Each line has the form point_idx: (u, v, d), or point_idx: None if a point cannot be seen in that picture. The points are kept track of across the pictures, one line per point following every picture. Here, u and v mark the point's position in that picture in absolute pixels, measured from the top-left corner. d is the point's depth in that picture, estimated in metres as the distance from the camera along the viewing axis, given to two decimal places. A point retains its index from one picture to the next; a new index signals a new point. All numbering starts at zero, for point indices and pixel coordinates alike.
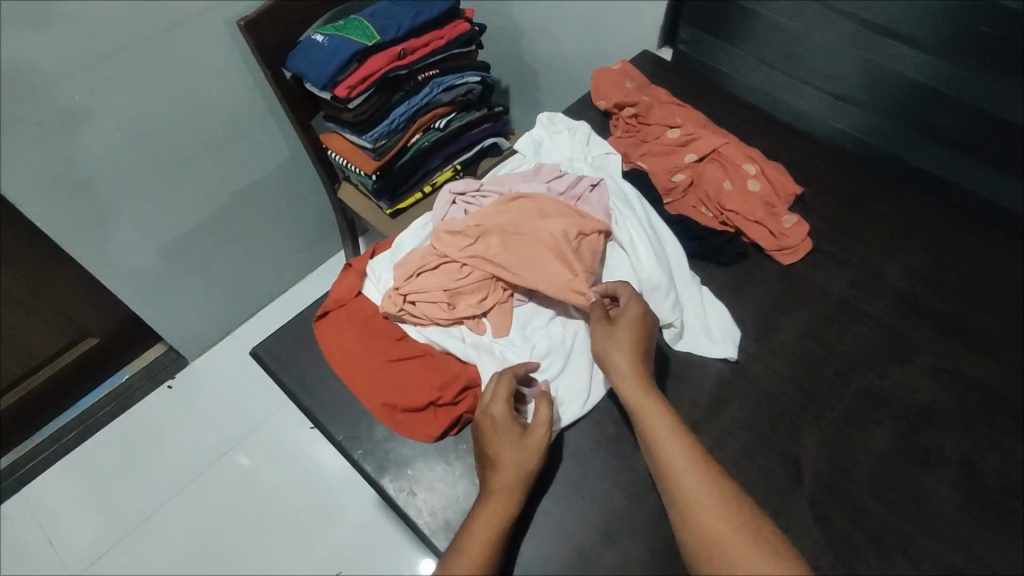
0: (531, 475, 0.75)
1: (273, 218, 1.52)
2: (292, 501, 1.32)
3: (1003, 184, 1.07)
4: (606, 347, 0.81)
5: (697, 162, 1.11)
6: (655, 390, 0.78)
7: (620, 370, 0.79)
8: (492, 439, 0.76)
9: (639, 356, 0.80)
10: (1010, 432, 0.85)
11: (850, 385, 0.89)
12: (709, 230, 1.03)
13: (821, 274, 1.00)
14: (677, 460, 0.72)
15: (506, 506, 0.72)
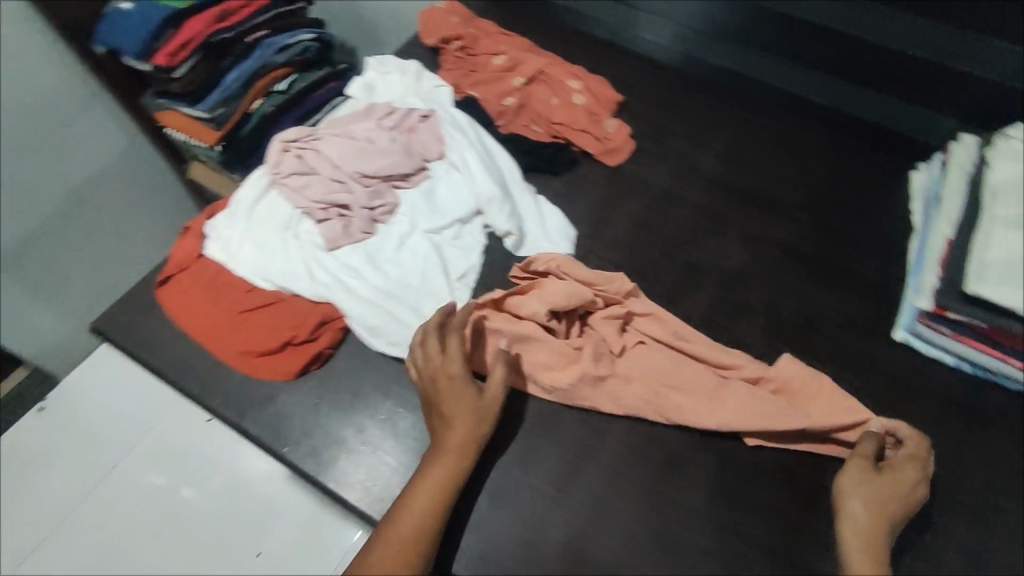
0: (483, 437, 0.77)
1: (140, 202, 1.38)
2: (223, 510, 1.05)
3: (801, 73, 1.18)
4: (854, 490, 0.74)
5: (525, 85, 1.17)
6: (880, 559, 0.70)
7: (858, 502, 0.73)
8: (442, 390, 0.79)
9: (894, 484, 0.74)
10: (808, 277, 0.99)
11: (675, 262, 0.99)
12: (540, 145, 1.10)
13: (645, 170, 1.10)
14: None
15: (458, 469, 0.75)
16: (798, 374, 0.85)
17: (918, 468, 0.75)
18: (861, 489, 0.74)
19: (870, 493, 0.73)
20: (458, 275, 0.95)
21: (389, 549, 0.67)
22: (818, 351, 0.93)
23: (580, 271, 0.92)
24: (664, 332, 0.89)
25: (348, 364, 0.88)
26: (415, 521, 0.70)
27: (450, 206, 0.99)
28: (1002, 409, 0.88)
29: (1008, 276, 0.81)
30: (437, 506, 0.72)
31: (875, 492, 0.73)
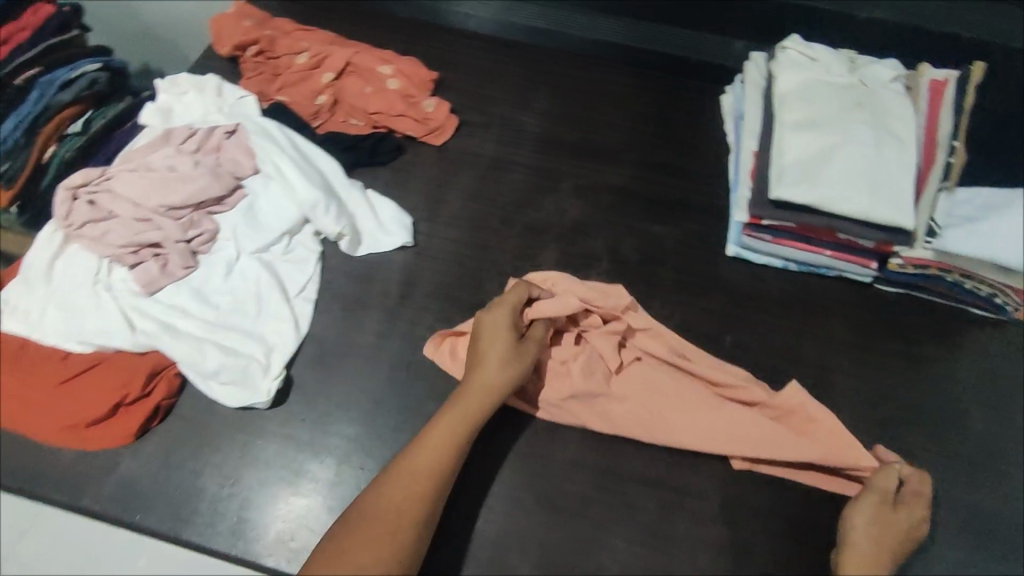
0: (491, 403, 0.76)
1: None
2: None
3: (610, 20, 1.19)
4: (864, 521, 0.73)
5: (336, 80, 1.12)
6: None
7: (860, 526, 0.73)
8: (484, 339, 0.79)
9: (899, 510, 0.74)
10: (642, 214, 1.03)
11: (515, 227, 1.00)
12: (360, 138, 1.06)
13: (473, 143, 1.09)
14: None
15: (458, 426, 0.74)
16: (802, 404, 0.83)
17: (925, 506, 0.75)
18: (873, 520, 0.73)
19: (879, 524, 0.73)
20: (299, 290, 0.92)
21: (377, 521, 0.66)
22: (662, 282, 0.97)
23: (577, 286, 0.90)
24: (664, 349, 0.87)
25: (194, 410, 0.84)
26: (408, 494, 0.68)
27: (273, 221, 0.94)
28: (826, 297, 0.96)
29: (802, 175, 0.87)
30: (431, 478, 0.70)
31: (881, 517, 0.73)
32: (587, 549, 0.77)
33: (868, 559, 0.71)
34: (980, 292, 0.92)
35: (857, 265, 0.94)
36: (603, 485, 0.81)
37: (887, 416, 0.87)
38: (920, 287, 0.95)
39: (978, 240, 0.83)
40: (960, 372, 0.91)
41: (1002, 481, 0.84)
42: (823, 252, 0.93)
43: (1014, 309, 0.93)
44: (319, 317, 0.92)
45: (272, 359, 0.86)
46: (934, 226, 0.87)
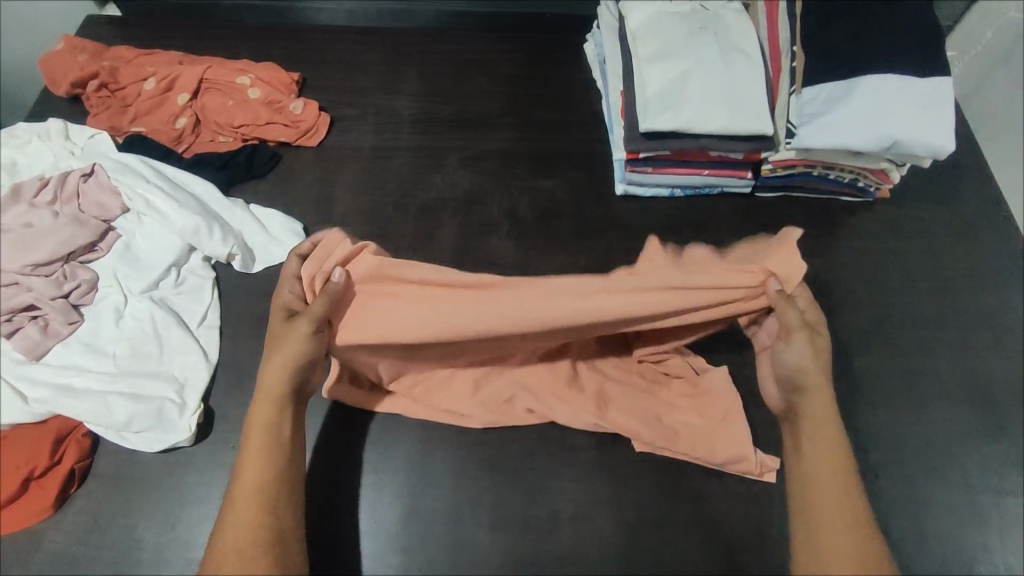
0: (287, 387, 0.70)
1: None
2: None
3: None
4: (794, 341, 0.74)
5: (192, 100, 1.07)
6: (834, 417, 0.72)
7: (811, 378, 0.73)
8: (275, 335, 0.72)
9: (822, 357, 0.73)
10: (529, 172, 1.05)
11: (409, 210, 1.00)
12: (231, 153, 1.02)
13: (349, 137, 1.08)
14: (829, 473, 0.69)
15: (266, 435, 0.68)
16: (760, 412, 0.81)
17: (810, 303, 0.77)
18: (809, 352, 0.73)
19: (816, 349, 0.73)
20: (199, 320, 0.89)
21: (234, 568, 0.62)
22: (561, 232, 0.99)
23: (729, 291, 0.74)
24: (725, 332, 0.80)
25: (114, 465, 0.80)
26: (253, 527, 0.64)
27: (156, 256, 0.90)
28: (714, 215, 1.02)
29: (665, 104, 0.91)
30: (267, 498, 0.66)
31: (815, 389, 0.73)
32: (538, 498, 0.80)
33: (831, 443, 0.71)
34: (844, 180, 0.99)
35: (734, 178, 0.99)
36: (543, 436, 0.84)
37: None
38: (792, 188, 1.02)
39: (830, 131, 0.88)
40: (840, 256, 1.00)
41: (892, 345, 0.92)
42: (701, 171, 0.98)
43: (876, 189, 1.02)
44: (228, 343, 0.89)
45: (186, 395, 0.82)
46: (790, 127, 0.92)
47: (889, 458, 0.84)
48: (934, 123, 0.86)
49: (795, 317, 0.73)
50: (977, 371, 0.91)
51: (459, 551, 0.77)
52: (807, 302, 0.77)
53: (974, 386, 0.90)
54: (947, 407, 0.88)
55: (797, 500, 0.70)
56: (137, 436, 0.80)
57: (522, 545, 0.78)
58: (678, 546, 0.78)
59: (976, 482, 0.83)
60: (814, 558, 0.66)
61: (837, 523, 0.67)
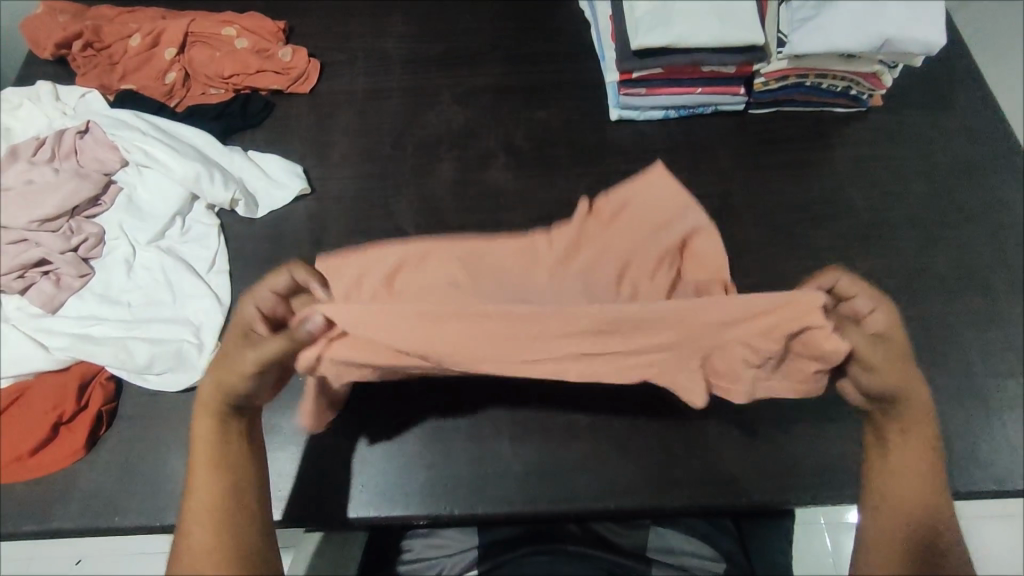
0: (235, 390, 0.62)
1: None
2: None
3: None
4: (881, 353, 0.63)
5: (180, 54, 1.06)
6: (934, 443, 0.65)
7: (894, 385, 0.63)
8: (223, 347, 0.63)
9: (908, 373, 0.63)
10: (522, 105, 1.05)
11: (406, 148, 1.01)
12: (224, 104, 1.02)
13: (340, 82, 1.07)
14: (920, 505, 0.63)
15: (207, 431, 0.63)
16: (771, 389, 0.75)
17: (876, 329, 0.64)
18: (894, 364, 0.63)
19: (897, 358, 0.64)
20: (209, 266, 0.89)
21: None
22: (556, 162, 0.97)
23: None
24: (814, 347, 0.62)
25: (140, 406, 0.82)
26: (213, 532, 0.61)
27: (159, 206, 0.91)
28: (709, 134, 1.03)
29: (655, 20, 0.90)
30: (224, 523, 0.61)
31: (919, 425, 0.65)
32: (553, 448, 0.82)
33: (930, 486, 0.64)
34: (837, 88, 1.00)
35: (727, 95, 1.00)
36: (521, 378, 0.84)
37: (784, 221, 0.96)
38: (785, 101, 1.03)
39: (822, 36, 0.88)
40: (837, 166, 1.01)
41: (891, 246, 0.94)
42: (695, 90, 0.99)
43: (868, 96, 1.02)
44: (240, 286, 0.90)
45: (203, 336, 0.84)
46: (782, 36, 0.92)
47: None
48: (925, 18, 0.86)
49: (862, 333, 0.62)
50: (977, 266, 0.93)
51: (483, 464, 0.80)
52: (869, 303, 0.63)
53: (974, 279, 0.92)
54: (948, 300, 0.90)
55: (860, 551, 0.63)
56: (160, 377, 0.82)
57: (543, 455, 0.81)
58: (691, 445, 0.82)
59: (978, 368, 0.86)
60: None
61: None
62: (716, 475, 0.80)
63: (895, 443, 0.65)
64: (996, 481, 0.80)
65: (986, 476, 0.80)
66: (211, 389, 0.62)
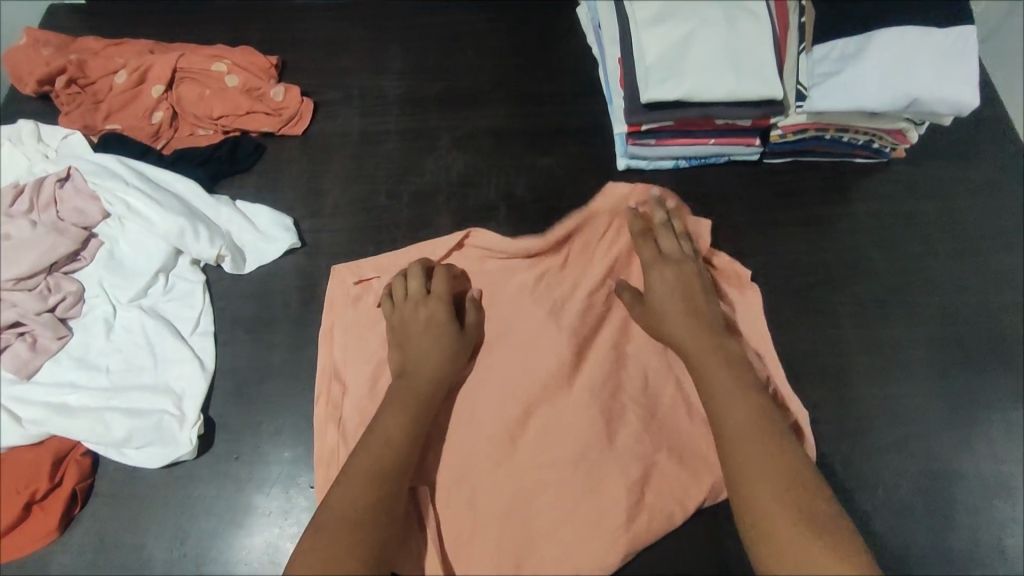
0: (449, 371, 0.80)
1: None
2: None
3: None
4: (658, 294, 0.83)
5: (168, 91, 1.00)
6: (727, 364, 0.76)
7: (677, 328, 0.80)
8: (412, 322, 0.82)
9: (695, 316, 0.81)
10: (525, 150, 1.00)
11: (402, 197, 0.97)
12: (212, 147, 0.97)
13: (335, 123, 1.03)
14: (748, 430, 0.70)
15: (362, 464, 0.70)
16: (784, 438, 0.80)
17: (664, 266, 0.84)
18: (668, 291, 0.82)
19: (671, 280, 0.83)
20: (193, 327, 0.85)
21: (341, 519, 0.66)
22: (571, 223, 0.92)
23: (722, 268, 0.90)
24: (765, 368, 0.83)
25: (118, 483, 0.78)
26: (373, 477, 0.70)
27: (140, 262, 0.86)
28: (720, 186, 0.98)
29: (667, 71, 0.85)
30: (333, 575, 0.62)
31: (706, 359, 0.77)
32: (561, 475, 0.79)
33: (750, 408, 0.72)
34: (858, 141, 0.94)
35: (741, 146, 0.94)
36: (547, 400, 0.82)
37: (801, 284, 0.91)
38: (803, 152, 0.97)
39: (844, 90, 0.83)
40: (856, 223, 0.95)
41: (911, 313, 0.89)
42: (707, 141, 0.93)
43: (891, 148, 0.97)
44: (225, 349, 0.86)
45: (184, 406, 0.80)
46: (801, 89, 0.86)
47: (910, 431, 0.82)
48: (957, 77, 0.81)
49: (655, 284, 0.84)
50: (1003, 335, 0.88)
51: (477, 536, 0.77)
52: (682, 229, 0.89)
53: (999, 352, 0.86)
54: (971, 373, 0.85)
55: (733, 487, 0.68)
56: (138, 452, 0.78)
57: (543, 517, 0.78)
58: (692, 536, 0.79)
59: (1002, 453, 0.81)
60: (772, 542, 0.63)
61: (774, 488, 0.65)
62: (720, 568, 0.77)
63: (704, 375, 0.76)
64: None
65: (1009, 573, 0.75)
66: (423, 372, 0.78)
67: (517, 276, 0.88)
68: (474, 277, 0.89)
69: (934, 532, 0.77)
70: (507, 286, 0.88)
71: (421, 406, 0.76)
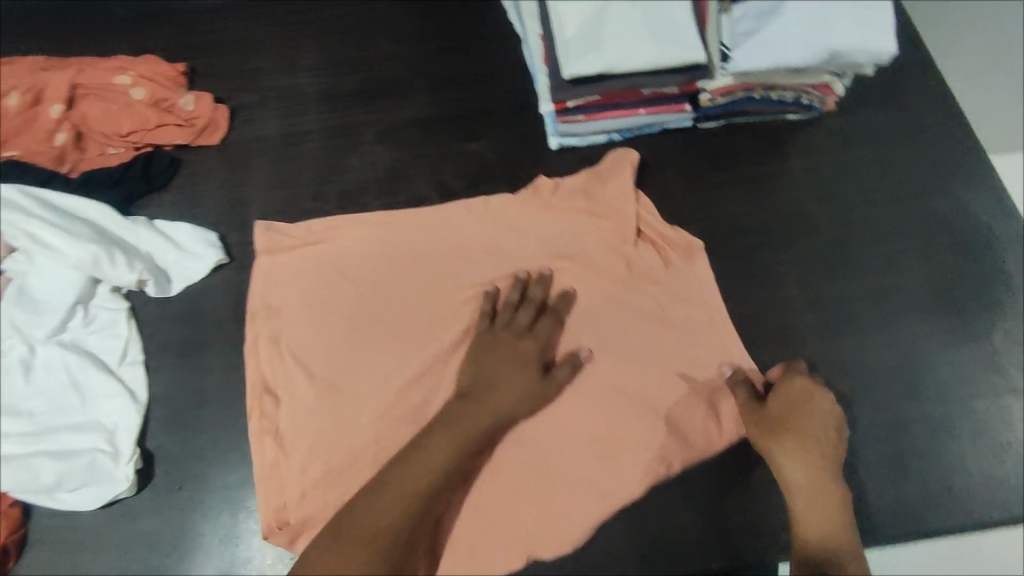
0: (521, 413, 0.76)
1: None
2: None
3: None
4: (784, 417, 0.76)
5: (68, 110, 0.93)
6: (835, 506, 0.72)
7: (795, 455, 0.74)
8: (502, 360, 0.78)
9: (824, 476, 0.73)
10: (453, 138, 0.97)
11: (332, 198, 0.93)
12: (123, 166, 0.91)
13: (252, 128, 0.98)
14: None
15: (381, 551, 0.66)
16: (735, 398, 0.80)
17: (798, 395, 0.77)
18: (794, 417, 0.76)
19: (802, 407, 0.76)
20: (121, 357, 0.81)
21: (352, 530, 0.67)
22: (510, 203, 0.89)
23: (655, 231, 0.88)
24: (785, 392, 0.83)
25: (54, 529, 0.74)
26: (372, 557, 0.66)
27: (52, 295, 0.80)
28: (655, 155, 0.96)
29: (587, 45, 0.83)
30: None
31: (818, 500, 0.72)
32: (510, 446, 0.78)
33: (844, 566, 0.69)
34: (786, 98, 0.94)
35: (672, 114, 0.92)
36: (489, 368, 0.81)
37: (743, 247, 0.91)
38: (734, 114, 0.96)
39: (768, 50, 0.82)
40: (792, 181, 0.95)
41: (852, 264, 0.89)
42: (637, 112, 0.91)
43: (820, 102, 0.96)
44: (157, 377, 0.82)
45: (118, 442, 0.76)
46: (725, 51, 0.85)
47: (861, 383, 0.82)
48: (875, 26, 0.80)
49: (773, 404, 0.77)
50: (942, 279, 0.88)
51: None
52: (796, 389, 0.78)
53: (938, 294, 0.87)
54: (915, 320, 0.86)
55: None
56: (73, 496, 0.74)
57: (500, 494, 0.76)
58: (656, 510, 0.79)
59: (949, 393, 0.82)
60: None
61: None
62: (687, 539, 0.76)
63: (808, 514, 0.72)
64: (974, 517, 0.76)
65: (964, 512, 0.77)
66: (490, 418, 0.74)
67: (456, 262, 0.86)
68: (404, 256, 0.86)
69: (888, 479, 0.78)
70: (444, 274, 0.85)
71: (473, 440, 0.73)
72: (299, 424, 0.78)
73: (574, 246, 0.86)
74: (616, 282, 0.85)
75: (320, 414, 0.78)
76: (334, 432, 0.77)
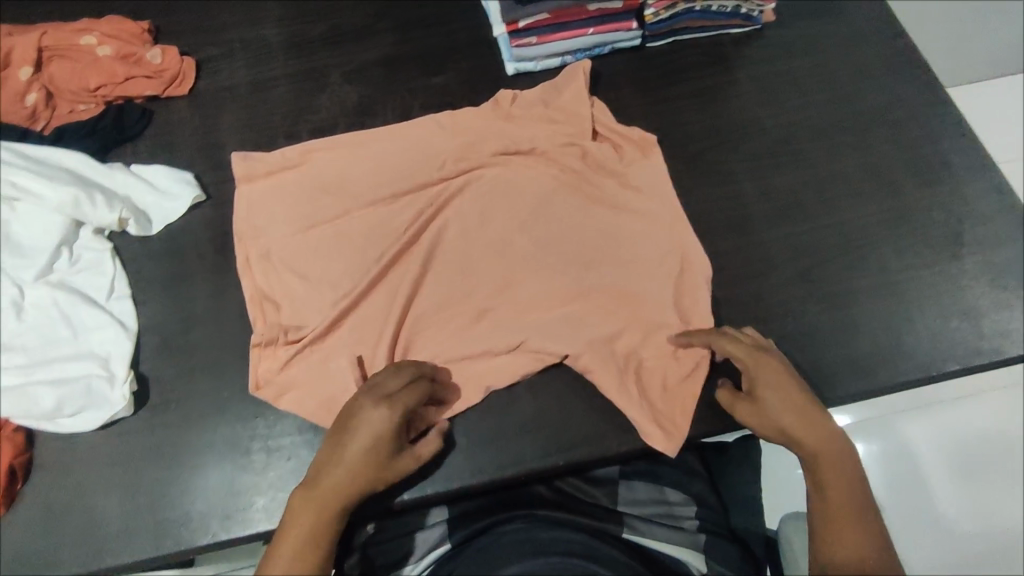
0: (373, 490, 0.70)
1: None
2: None
3: None
4: (771, 384, 0.73)
5: (37, 71, 0.93)
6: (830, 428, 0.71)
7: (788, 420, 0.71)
8: (355, 438, 0.69)
9: (809, 405, 0.72)
10: (413, 72, 1.01)
11: (303, 135, 0.97)
12: (95, 118, 0.94)
13: (220, 78, 1.01)
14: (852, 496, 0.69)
15: (331, 501, 0.68)
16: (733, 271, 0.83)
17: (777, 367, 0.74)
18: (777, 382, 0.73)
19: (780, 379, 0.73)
20: (108, 292, 0.84)
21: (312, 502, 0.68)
22: (471, 116, 0.94)
23: (609, 123, 0.94)
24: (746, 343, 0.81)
25: (57, 453, 0.78)
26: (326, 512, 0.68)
27: (35, 238, 0.81)
28: (608, 73, 1.01)
29: None
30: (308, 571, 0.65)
31: (822, 429, 0.71)
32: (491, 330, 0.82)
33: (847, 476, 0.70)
34: (727, 9, 1.00)
35: (621, 31, 0.99)
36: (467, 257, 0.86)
37: (696, 150, 0.95)
38: (681, 30, 1.02)
39: None
40: (740, 88, 1.00)
41: (799, 157, 0.95)
42: (587, 31, 0.98)
43: (760, 13, 1.03)
44: (146, 309, 0.86)
45: (112, 367, 0.79)
46: None
47: (812, 262, 0.88)
48: None
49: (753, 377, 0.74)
50: (885, 164, 0.94)
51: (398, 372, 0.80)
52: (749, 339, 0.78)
53: (883, 177, 0.93)
54: (860, 203, 0.91)
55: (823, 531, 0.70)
56: (72, 419, 0.77)
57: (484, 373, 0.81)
58: None
59: (894, 264, 0.88)
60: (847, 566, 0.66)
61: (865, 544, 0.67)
62: None
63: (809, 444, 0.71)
64: (922, 370, 0.82)
65: (913, 366, 0.82)
66: (350, 488, 0.68)
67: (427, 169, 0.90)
68: (376, 171, 0.90)
69: (840, 343, 0.83)
70: (417, 186, 0.89)
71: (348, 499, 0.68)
72: (284, 336, 0.82)
73: (535, 151, 0.92)
74: (577, 179, 0.90)
75: (306, 323, 0.82)
76: (322, 331, 0.81)
